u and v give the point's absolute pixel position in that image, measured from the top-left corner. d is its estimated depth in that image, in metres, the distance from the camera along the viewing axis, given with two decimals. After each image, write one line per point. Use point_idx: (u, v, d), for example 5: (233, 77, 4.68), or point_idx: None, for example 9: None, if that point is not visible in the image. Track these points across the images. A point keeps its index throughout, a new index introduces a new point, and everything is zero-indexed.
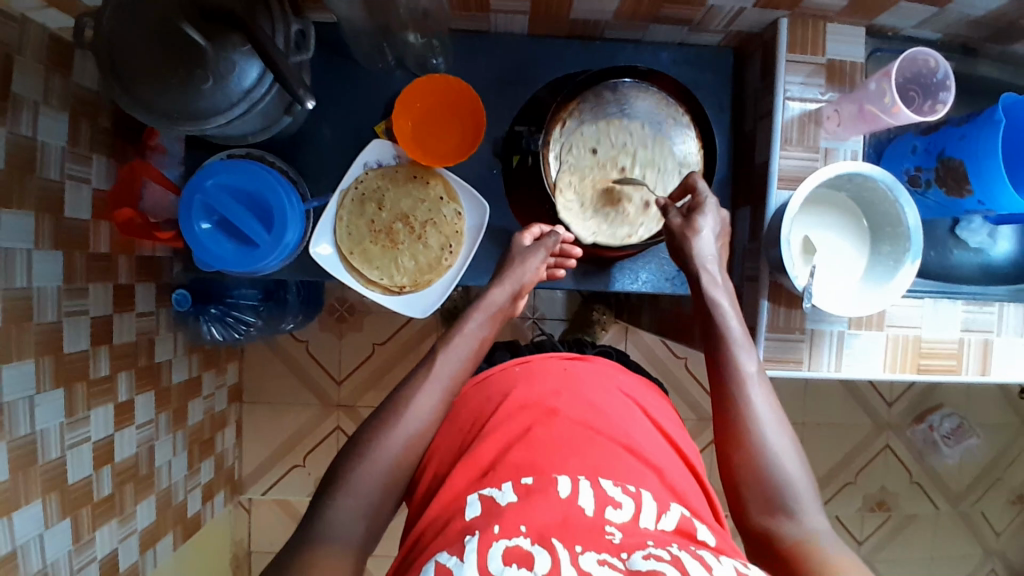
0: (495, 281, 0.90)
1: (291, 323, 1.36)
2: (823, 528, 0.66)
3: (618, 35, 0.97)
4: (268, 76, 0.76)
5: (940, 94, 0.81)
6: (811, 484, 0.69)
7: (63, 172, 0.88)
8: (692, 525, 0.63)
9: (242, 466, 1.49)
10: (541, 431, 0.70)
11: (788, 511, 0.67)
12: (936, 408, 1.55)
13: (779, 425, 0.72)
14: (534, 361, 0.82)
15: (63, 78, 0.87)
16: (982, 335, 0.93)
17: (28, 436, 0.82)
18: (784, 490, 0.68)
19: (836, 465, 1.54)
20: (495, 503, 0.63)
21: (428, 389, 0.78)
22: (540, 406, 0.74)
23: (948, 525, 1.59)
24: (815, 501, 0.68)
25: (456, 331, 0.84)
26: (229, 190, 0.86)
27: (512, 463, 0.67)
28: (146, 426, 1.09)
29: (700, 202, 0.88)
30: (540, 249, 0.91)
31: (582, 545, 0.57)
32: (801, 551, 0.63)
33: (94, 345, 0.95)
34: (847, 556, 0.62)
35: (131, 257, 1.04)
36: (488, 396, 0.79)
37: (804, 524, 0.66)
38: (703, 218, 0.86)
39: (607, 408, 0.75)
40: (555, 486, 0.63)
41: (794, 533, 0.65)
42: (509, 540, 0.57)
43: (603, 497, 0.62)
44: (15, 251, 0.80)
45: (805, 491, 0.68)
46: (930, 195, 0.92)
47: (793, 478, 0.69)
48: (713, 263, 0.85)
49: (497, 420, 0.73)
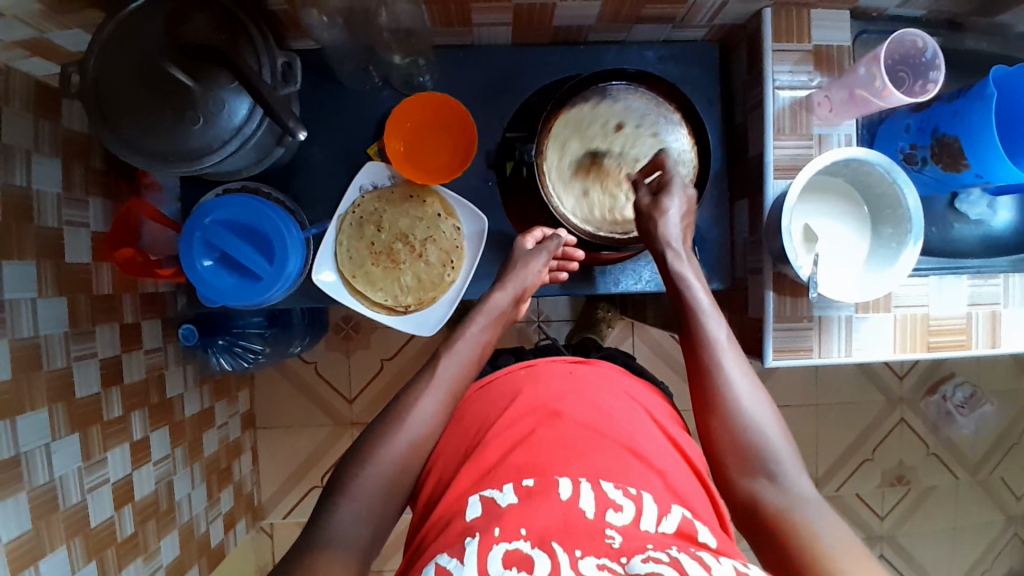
0: (497, 286, 0.90)
1: (298, 346, 1.36)
2: (801, 486, 0.69)
3: (602, 36, 0.97)
4: (258, 111, 0.76)
5: (930, 74, 0.81)
6: (789, 443, 0.73)
7: (61, 218, 0.88)
8: (693, 527, 0.63)
9: (262, 491, 1.49)
10: (545, 433, 0.70)
11: (769, 475, 0.70)
12: (948, 378, 1.55)
13: (752, 387, 0.76)
14: (539, 366, 0.82)
15: (53, 123, 0.87)
16: (989, 308, 0.93)
17: (48, 483, 0.83)
18: (762, 452, 0.72)
19: (852, 444, 1.54)
20: (495, 505, 0.63)
21: (432, 398, 0.78)
22: (545, 409, 0.74)
23: (968, 496, 1.59)
24: (792, 460, 0.71)
25: (459, 336, 0.85)
26: (228, 224, 0.86)
27: (514, 465, 0.67)
28: (163, 461, 1.09)
29: (669, 179, 0.88)
30: (543, 252, 0.90)
31: (582, 549, 0.57)
32: (780, 510, 0.66)
33: (105, 385, 0.95)
34: (820, 508, 0.66)
35: (135, 294, 1.04)
36: (491, 401, 0.79)
37: (784, 485, 0.69)
38: (670, 199, 0.86)
39: (612, 410, 0.75)
40: (556, 488, 0.63)
41: (774, 494, 0.69)
42: (509, 544, 0.57)
43: (604, 499, 0.62)
44: (19, 301, 0.80)
45: (785, 456, 0.71)
46: (926, 171, 0.92)
47: (769, 438, 0.72)
48: (678, 242, 0.86)
49: (501, 426, 0.73)
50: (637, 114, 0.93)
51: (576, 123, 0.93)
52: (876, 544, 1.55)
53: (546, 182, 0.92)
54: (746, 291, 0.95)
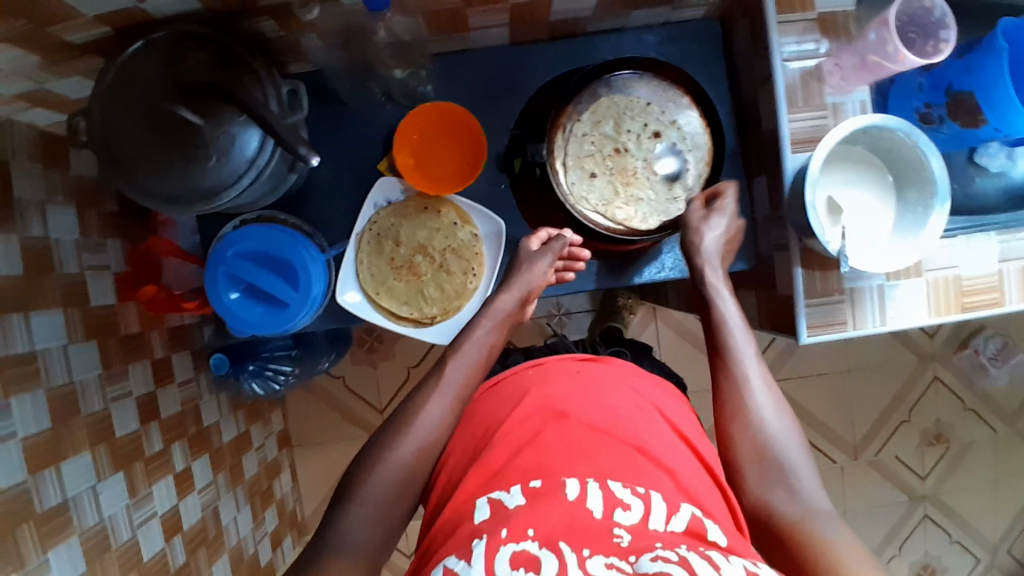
0: (503, 287, 0.91)
1: (327, 362, 1.39)
2: (819, 502, 0.69)
3: (601, 25, 0.96)
4: (269, 141, 0.75)
5: (941, 33, 0.80)
6: (810, 462, 0.74)
7: (82, 264, 0.89)
8: (703, 525, 0.62)
9: (304, 508, 1.50)
10: (552, 434, 0.71)
11: (787, 487, 0.71)
12: (979, 331, 1.52)
13: (778, 404, 0.78)
14: (547, 364, 0.82)
15: (62, 172, 0.87)
16: (1020, 263, 0.91)
17: (98, 524, 0.83)
18: (782, 464, 0.73)
19: (887, 405, 1.53)
20: (503, 507, 0.63)
21: (439, 402, 0.79)
22: (552, 409, 0.74)
23: (1008, 446, 1.57)
24: (813, 478, 0.72)
25: (465, 338, 0.86)
26: (249, 255, 0.86)
27: (521, 466, 0.68)
28: (207, 489, 1.10)
29: (721, 203, 0.89)
30: (547, 253, 0.92)
31: (590, 548, 0.57)
32: (794, 522, 0.67)
33: (144, 423, 0.96)
34: (834, 524, 0.66)
35: (162, 329, 1.04)
36: (501, 400, 0.79)
37: (802, 499, 0.70)
38: (716, 218, 0.88)
39: (622, 411, 0.75)
40: (564, 488, 0.64)
41: (791, 507, 0.69)
42: (516, 544, 0.57)
43: (612, 498, 0.63)
44: (51, 350, 0.81)
45: (804, 470, 0.72)
46: (944, 129, 0.90)
47: (793, 455, 0.73)
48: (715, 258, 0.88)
49: (510, 426, 0.74)
50: (650, 104, 0.92)
51: (589, 117, 0.92)
52: (919, 504, 1.55)
53: (561, 181, 0.91)
54: (772, 268, 0.94)
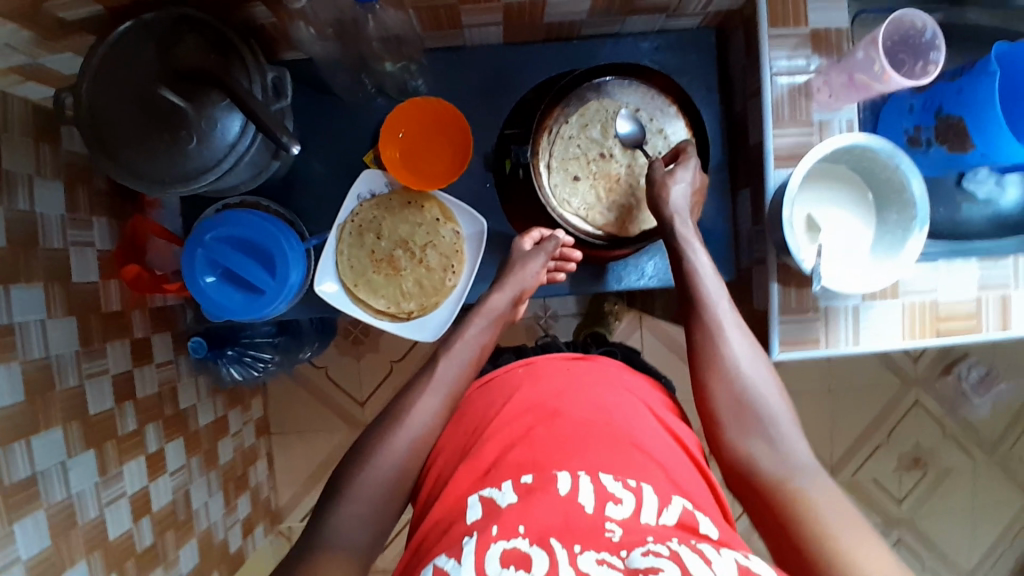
0: (495, 287, 0.91)
1: (309, 352, 1.38)
2: (802, 452, 0.71)
3: (595, 31, 0.96)
4: (251, 127, 0.76)
5: (930, 54, 0.80)
6: (791, 414, 0.75)
7: (66, 239, 0.89)
8: (694, 518, 0.64)
9: (278, 496, 1.51)
10: (543, 431, 0.70)
11: (767, 439, 0.72)
12: (962, 358, 1.53)
13: (756, 358, 0.78)
14: (537, 364, 0.82)
15: (53, 148, 0.88)
16: (999, 291, 0.90)
17: (65, 500, 0.84)
18: (761, 418, 0.74)
19: (867, 427, 1.53)
20: (496, 505, 0.63)
21: (434, 397, 0.80)
22: (543, 408, 0.74)
23: (987, 476, 1.57)
24: (794, 429, 0.73)
25: (459, 337, 0.86)
26: (228, 241, 0.87)
27: (514, 462, 0.67)
28: (179, 472, 1.10)
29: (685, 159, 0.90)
30: (540, 254, 0.91)
31: (581, 544, 0.57)
32: (777, 478, 0.69)
33: (119, 401, 0.96)
34: (817, 478, 0.68)
35: (144, 310, 1.05)
36: (490, 399, 0.79)
37: (785, 452, 0.71)
38: (682, 171, 0.88)
39: (611, 407, 0.74)
40: (555, 484, 0.63)
41: (772, 461, 0.70)
42: (508, 542, 0.57)
43: (603, 492, 0.63)
44: (28, 324, 0.81)
45: (783, 419, 0.73)
46: (931, 153, 0.91)
47: (773, 407, 0.74)
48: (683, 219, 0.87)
49: (499, 423, 0.73)
50: (637, 111, 0.93)
51: (576, 121, 0.92)
52: (893, 527, 1.55)
53: (545, 184, 0.91)
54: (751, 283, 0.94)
